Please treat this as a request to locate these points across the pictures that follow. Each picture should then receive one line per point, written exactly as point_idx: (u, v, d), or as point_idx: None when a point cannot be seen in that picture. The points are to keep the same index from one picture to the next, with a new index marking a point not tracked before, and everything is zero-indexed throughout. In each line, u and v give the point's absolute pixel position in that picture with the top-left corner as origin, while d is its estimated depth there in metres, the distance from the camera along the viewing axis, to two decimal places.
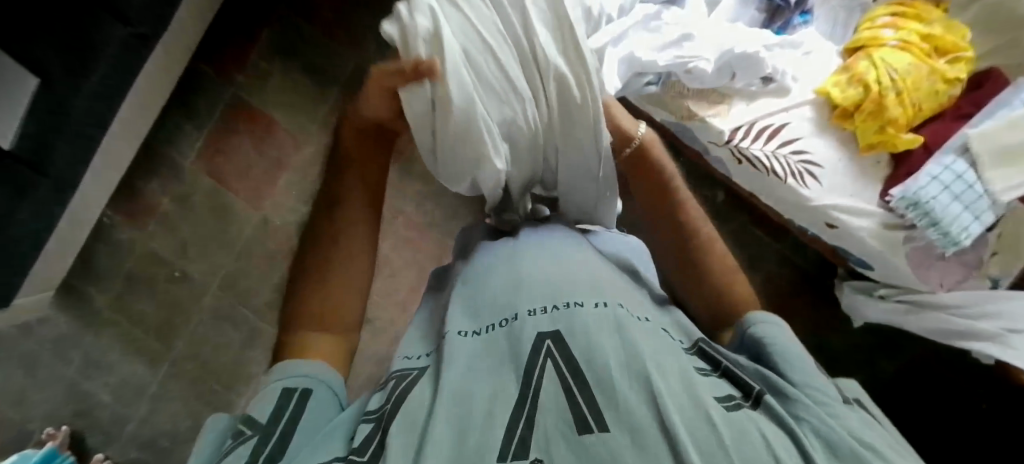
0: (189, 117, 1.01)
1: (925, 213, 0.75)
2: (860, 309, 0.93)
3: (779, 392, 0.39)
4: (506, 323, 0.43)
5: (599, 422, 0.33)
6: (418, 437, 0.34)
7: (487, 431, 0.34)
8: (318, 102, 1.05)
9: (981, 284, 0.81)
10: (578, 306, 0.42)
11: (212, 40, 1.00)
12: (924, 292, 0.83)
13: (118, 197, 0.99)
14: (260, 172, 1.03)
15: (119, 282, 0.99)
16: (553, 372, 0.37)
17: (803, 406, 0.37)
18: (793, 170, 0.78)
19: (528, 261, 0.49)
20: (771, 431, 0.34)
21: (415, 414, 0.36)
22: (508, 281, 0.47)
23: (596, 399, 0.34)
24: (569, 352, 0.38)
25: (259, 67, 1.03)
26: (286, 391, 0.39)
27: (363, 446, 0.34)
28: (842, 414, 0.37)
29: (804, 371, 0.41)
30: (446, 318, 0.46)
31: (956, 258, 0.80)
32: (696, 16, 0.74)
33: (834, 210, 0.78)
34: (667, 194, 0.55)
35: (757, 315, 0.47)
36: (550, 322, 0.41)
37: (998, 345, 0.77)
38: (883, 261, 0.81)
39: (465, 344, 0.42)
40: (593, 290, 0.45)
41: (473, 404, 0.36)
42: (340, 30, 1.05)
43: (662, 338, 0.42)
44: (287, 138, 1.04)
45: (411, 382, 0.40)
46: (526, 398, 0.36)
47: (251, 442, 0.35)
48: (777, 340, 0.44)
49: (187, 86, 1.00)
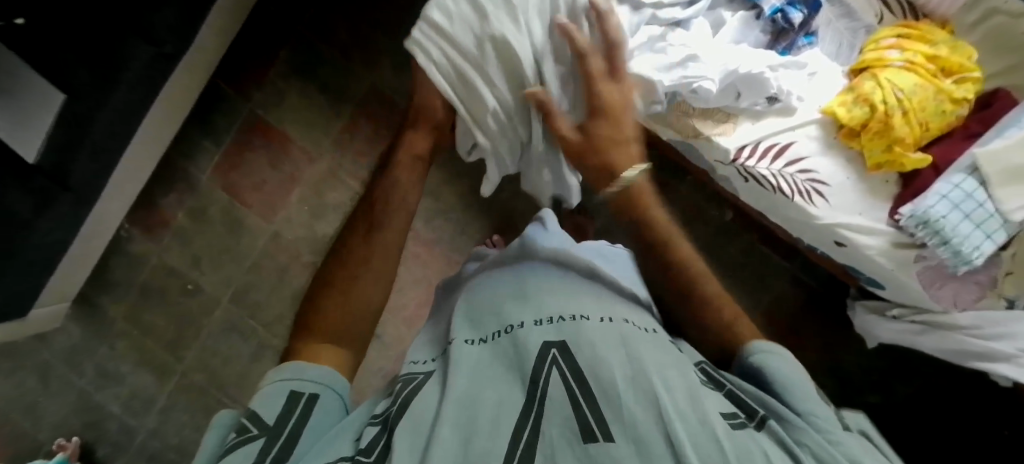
0: (207, 134, 1.03)
1: (935, 231, 0.74)
2: (871, 329, 0.93)
3: (782, 419, 0.39)
4: (510, 330, 0.43)
5: (606, 432, 0.33)
6: (424, 441, 0.35)
7: (494, 438, 0.34)
8: (331, 119, 1.07)
9: (995, 304, 0.78)
10: (583, 319, 0.42)
11: (232, 60, 1.04)
12: (938, 313, 0.82)
13: (137, 210, 1.02)
14: (273, 186, 1.05)
15: (133, 293, 1.01)
16: (559, 381, 0.37)
17: (803, 431, 0.37)
18: (800, 188, 0.79)
19: (538, 276, 0.50)
20: (774, 453, 0.35)
21: (419, 417, 0.36)
22: (518, 294, 0.48)
23: (602, 411, 0.34)
24: (574, 363, 0.38)
25: (276, 85, 1.05)
26: (293, 394, 0.38)
27: (370, 448, 0.36)
28: (844, 443, 0.37)
29: (804, 400, 0.41)
30: (451, 326, 0.47)
31: (968, 277, 0.78)
32: (699, 37, 0.76)
33: (842, 228, 0.78)
34: (656, 256, 0.55)
35: (763, 348, 0.46)
36: (554, 334, 0.41)
37: (1015, 365, 0.77)
38: (893, 280, 0.81)
39: (473, 351, 0.42)
40: (598, 304, 0.45)
41: (478, 409, 0.36)
42: (356, 50, 1.07)
43: (666, 350, 0.41)
44: (300, 154, 1.06)
45: (418, 385, 0.41)
46: (531, 408, 0.36)
47: (257, 443, 0.35)
48: (778, 369, 0.43)
49: (207, 104, 1.03)
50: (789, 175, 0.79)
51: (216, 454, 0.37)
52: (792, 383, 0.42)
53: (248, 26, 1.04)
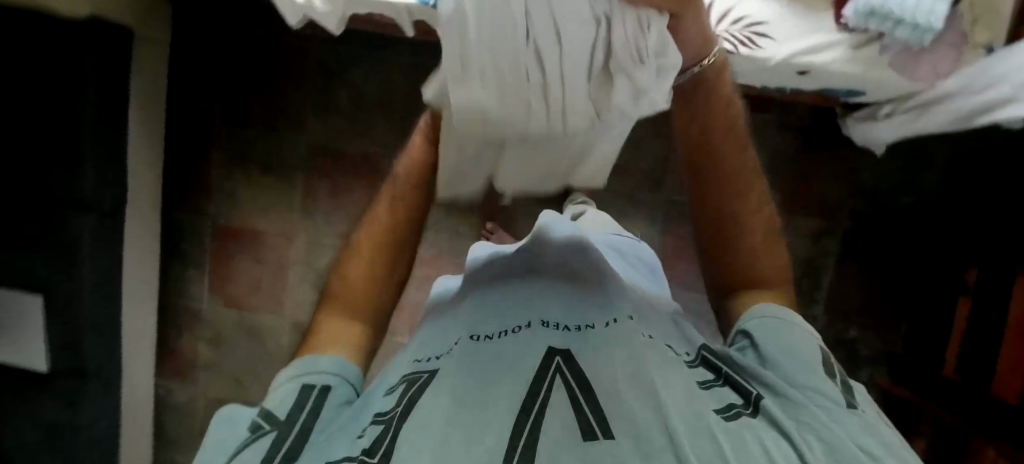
0: (187, 264, 1.04)
1: (885, 17, 0.67)
2: (872, 135, 0.88)
3: (776, 395, 0.45)
4: (515, 332, 0.51)
5: (605, 432, 0.38)
6: (427, 429, 0.39)
7: (499, 428, 0.38)
8: (286, 196, 1.02)
9: (975, 55, 0.72)
10: (589, 328, 0.51)
11: (171, 186, 1.02)
12: (923, 90, 0.76)
13: (163, 362, 1.06)
14: (268, 281, 1.04)
15: (198, 435, 1.05)
16: (560, 384, 0.43)
17: (801, 409, 0.42)
18: (739, 40, 0.72)
19: (542, 296, 0.58)
20: (768, 435, 0.40)
21: (427, 417, 0.40)
22: (532, 297, 0.58)
23: (600, 408, 0.40)
24: (576, 368, 0.44)
25: (222, 188, 1.02)
26: (305, 388, 0.47)
27: (374, 447, 0.38)
28: (845, 420, 0.41)
29: (803, 366, 0.47)
30: (463, 330, 0.54)
31: (940, 42, 0.72)
32: None
33: (798, 58, 0.72)
34: (736, 137, 0.62)
35: (761, 307, 0.55)
36: (567, 341, 0.49)
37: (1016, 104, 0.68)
38: (868, 82, 0.75)
39: (476, 349, 0.49)
40: (603, 310, 0.54)
41: (486, 410, 0.41)
42: (277, 117, 1.00)
43: (666, 353, 0.48)
44: (276, 240, 1.03)
45: (423, 384, 0.45)
46: (532, 402, 0.41)
47: (273, 433, 0.42)
48: (770, 338, 0.51)
49: (172, 238, 1.03)
50: (724, 29, 0.72)
51: (227, 443, 0.43)
52: (789, 347, 0.49)
53: (170, 147, 1.01)
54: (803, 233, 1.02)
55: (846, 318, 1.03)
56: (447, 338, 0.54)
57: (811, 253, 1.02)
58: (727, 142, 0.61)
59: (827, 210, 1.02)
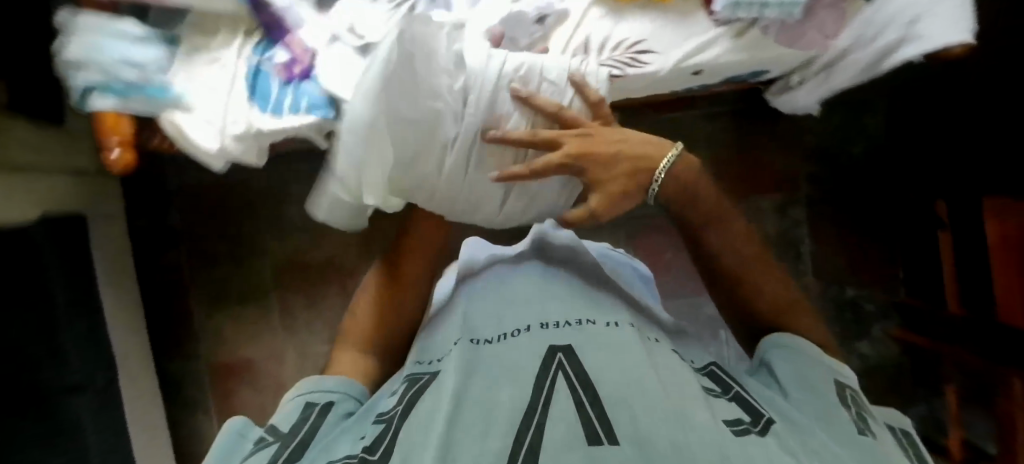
0: (192, 410, 1.07)
1: (752, 4, 0.68)
2: (791, 103, 0.87)
3: (790, 420, 0.45)
4: (518, 333, 0.53)
5: (610, 436, 0.38)
6: (435, 428, 0.41)
7: (506, 425, 0.40)
8: (268, 317, 1.06)
9: (857, 8, 0.73)
10: (589, 324, 0.54)
11: (159, 340, 1.06)
12: (821, 53, 0.76)
13: None
14: (271, 405, 1.06)
15: None
16: (564, 381, 0.45)
17: (812, 432, 0.43)
18: (626, 62, 0.74)
19: (538, 293, 0.61)
20: (778, 448, 0.39)
21: (433, 416, 0.43)
22: (534, 299, 0.59)
23: (603, 410, 0.41)
24: (577, 366, 0.46)
25: (207, 328, 1.06)
26: (307, 403, 0.52)
27: (375, 446, 0.43)
28: (860, 446, 0.41)
29: (818, 397, 0.47)
30: (464, 331, 0.56)
31: (819, 5, 0.72)
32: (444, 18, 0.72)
33: (688, 61, 0.74)
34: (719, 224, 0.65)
35: (774, 339, 0.57)
36: (569, 339, 0.51)
37: (910, 43, 0.68)
38: (762, 62, 0.76)
39: (483, 351, 0.51)
40: (600, 312, 0.57)
41: (495, 409, 0.42)
42: (240, 249, 1.05)
43: (664, 360, 0.50)
44: (268, 364, 1.06)
45: (425, 385, 0.49)
46: (536, 401, 0.42)
47: (276, 445, 0.47)
48: (786, 369, 0.52)
49: (172, 388, 1.07)
50: (606, 57, 0.74)
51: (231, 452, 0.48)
52: (808, 382, 0.49)
53: (149, 304, 1.06)
54: (768, 209, 1.02)
55: (839, 280, 1.01)
56: (452, 336, 0.58)
57: (782, 226, 1.02)
58: (714, 225, 0.65)
59: (784, 180, 1.01)
